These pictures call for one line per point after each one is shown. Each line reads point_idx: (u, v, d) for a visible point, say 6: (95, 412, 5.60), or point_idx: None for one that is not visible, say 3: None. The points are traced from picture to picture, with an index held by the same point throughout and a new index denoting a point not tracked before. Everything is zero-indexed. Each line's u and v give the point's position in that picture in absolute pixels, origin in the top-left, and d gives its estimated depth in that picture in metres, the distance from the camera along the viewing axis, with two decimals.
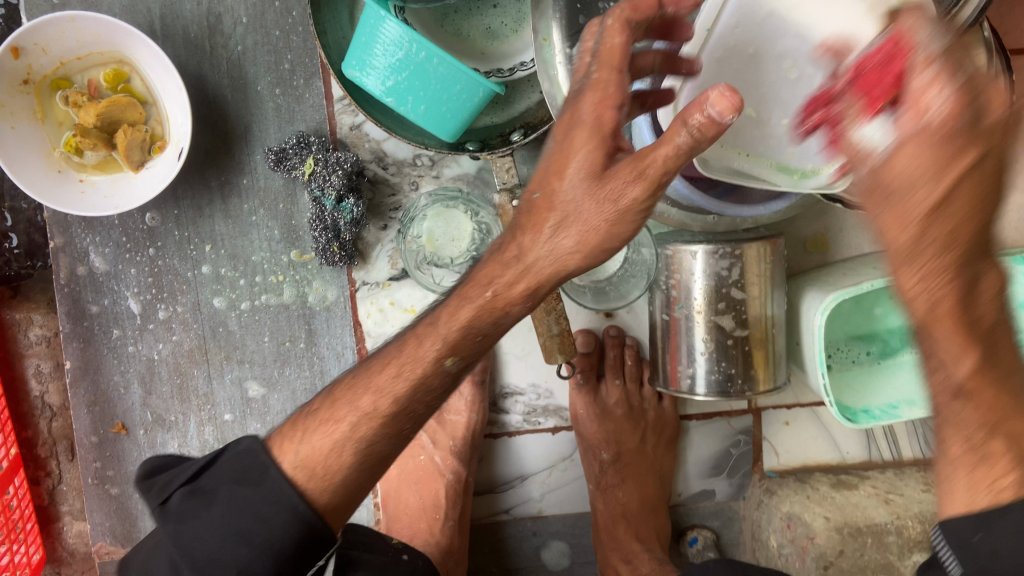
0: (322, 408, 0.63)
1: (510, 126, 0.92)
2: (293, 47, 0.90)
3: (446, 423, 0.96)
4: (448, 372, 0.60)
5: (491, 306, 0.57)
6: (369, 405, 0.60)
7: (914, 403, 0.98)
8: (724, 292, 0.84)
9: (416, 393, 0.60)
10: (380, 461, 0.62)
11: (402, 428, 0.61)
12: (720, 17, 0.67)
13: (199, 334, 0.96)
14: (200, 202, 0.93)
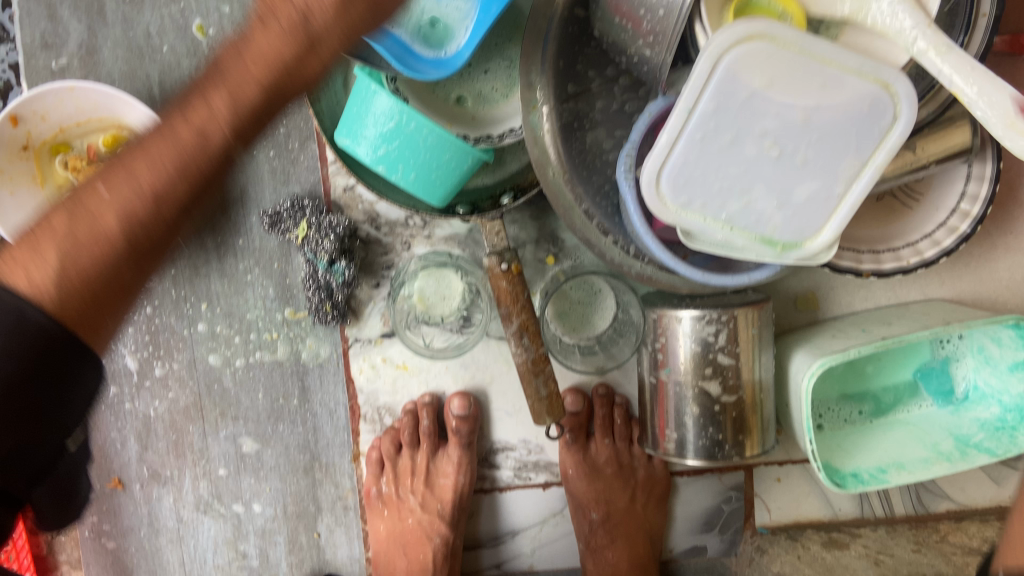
0: (60, 224, 0.54)
1: (500, 187, 0.93)
2: (289, 111, 0.92)
3: (434, 486, 0.98)
4: (224, 149, 0.59)
5: (285, 71, 0.57)
6: (150, 174, 0.56)
7: (902, 467, 0.96)
8: (710, 358, 0.85)
9: (181, 180, 0.57)
10: (147, 261, 0.57)
11: (195, 173, 0.58)
12: (699, 99, 0.69)
13: (194, 391, 0.97)
14: (197, 262, 0.94)
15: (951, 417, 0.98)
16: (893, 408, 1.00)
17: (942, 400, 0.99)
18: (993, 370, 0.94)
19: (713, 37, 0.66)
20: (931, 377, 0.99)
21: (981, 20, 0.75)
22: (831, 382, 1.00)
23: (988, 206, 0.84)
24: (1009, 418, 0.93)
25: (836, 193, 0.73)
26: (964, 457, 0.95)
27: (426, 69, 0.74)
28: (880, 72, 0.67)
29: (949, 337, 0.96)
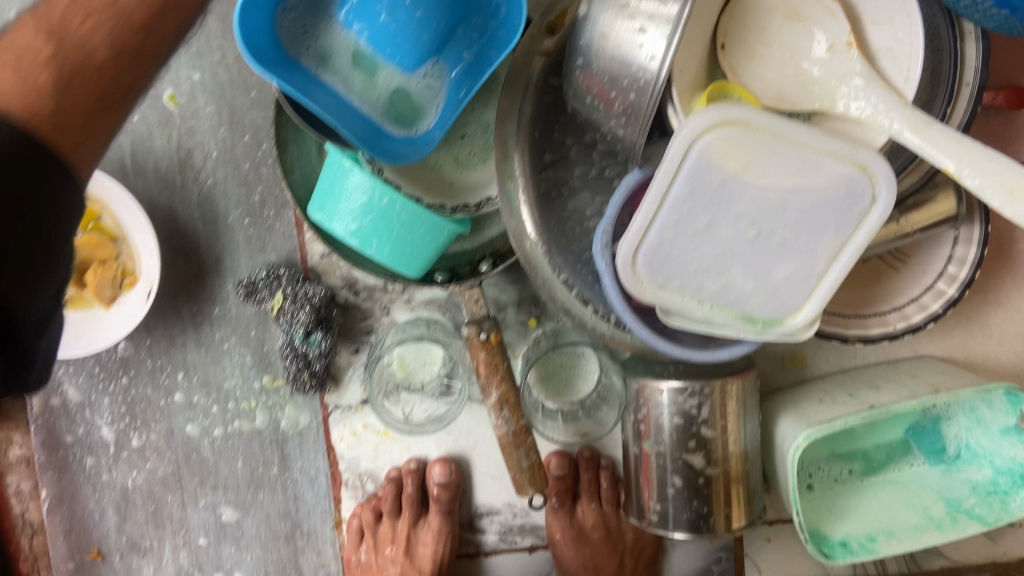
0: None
1: (480, 252, 0.91)
2: (264, 179, 0.90)
3: (415, 556, 0.96)
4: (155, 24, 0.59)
5: None
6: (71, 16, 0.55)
7: (892, 535, 0.95)
8: (693, 431, 0.83)
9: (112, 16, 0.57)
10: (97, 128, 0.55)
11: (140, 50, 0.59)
12: (673, 182, 0.67)
13: (172, 461, 0.96)
14: (172, 331, 0.93)
15: (942, 477, 0.96)
16: (884, 467, 0.98)
17: (934, 459, 0.96)
18: (984, 431, 0.93)
19: (686, 121, 0.64)
20: (924, 437, 0.96)
21: (964, 89, 0.73)
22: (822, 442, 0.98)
23: (976, 269, 0.82)
24: (1002, 482, 0.92)
25: (816, 272, 0.71)
26: (955, 526, 0.93)
27: (403, 152, 0.72)
28: (857, 155, 0.65)
29: None
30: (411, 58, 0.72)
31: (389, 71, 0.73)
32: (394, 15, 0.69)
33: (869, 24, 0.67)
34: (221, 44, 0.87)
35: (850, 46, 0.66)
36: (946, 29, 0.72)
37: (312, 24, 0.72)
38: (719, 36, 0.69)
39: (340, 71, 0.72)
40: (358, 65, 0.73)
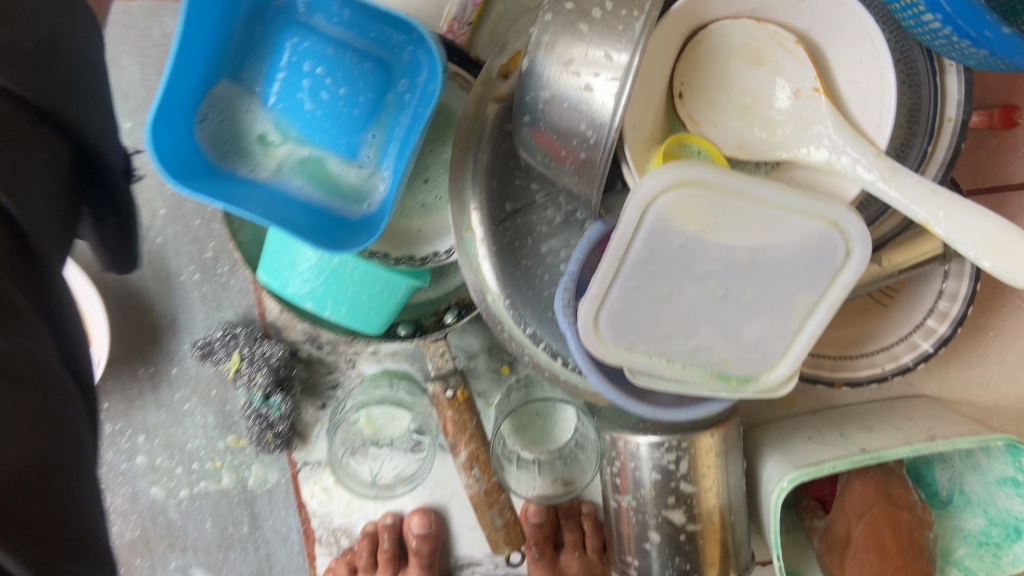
0: None
1: (445, 302, 0.87)
2: (216, 234, 0.86)
3: None
4: None
5: None
6: None
7: None
8: (672, 486, 0.79)
9: None
10: None
11: None
12: (631, 244, 0.63)
13: (140, 524, 0.93)
14: (130, 394, 0.89)
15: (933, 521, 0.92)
16: None
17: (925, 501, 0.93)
18: (979, 478, 0.87)
19: (640, 182, 0.60)
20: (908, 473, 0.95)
21: (947, 125, 0.69)
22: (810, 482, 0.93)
23: (968, 306, 0.78)
24: (994, 533, 0.87)
25: (790, 328, 0.67)
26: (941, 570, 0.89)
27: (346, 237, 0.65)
28: (828, 212, 0.61)
29: None
30: (346, 138, 0.69)
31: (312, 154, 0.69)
32: (318, 98, 0.67)
33: (835, 68, 0.63)
34: None
35: (816, 91, 0.61)
36: (923, 63, 0.67)
37: (226, 123, 0.67)
38: (676, 84, 0.64)
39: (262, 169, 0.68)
40: (279, 161, 0.68)
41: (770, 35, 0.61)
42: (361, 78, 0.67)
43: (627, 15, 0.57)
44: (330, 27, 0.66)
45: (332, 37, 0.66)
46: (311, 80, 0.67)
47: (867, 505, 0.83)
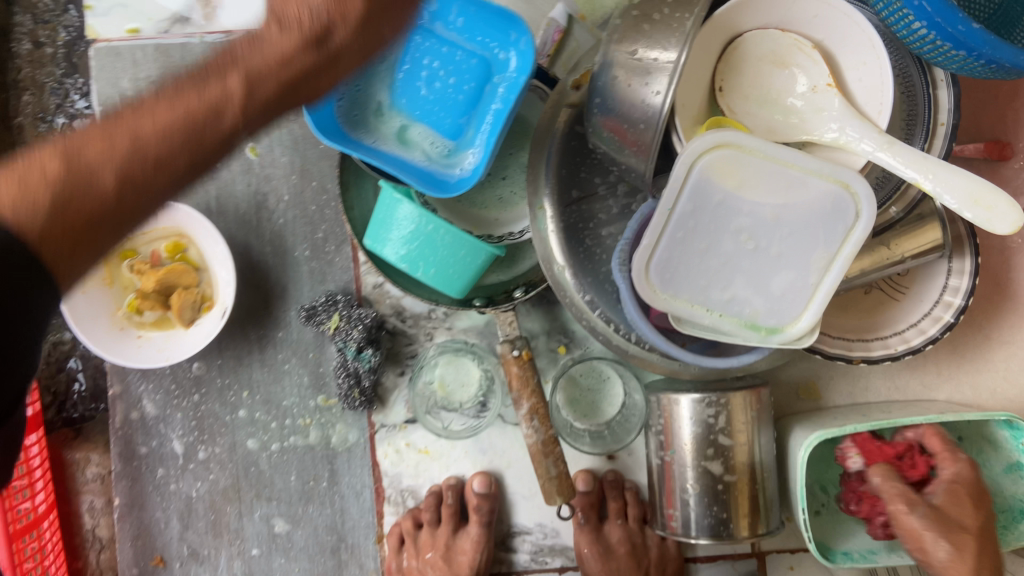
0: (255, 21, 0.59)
1: (514, 283, 1.02)
2: (327, 219, 1.04)
3: (453, 561, 1.00)
4: None
5: None
6: None
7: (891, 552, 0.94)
8: (711, 439, 0.90)
9: None
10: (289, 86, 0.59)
11: None
12: (679, 199, 0.78)
13: (233, 473, 1.05)
14: (240, 353, 1.04)
15: None
16: None
17: None
18: (989, 471, 0.97)
19: (688, 144, 0.75)
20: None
21: (939, 128, 0.84)
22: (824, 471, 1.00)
23: (969, 296, 0.91)
24: (1002, 518, 0.95)
25: (810, 282, 0.80)
26: None
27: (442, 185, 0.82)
28: (839, 175, 0.76)
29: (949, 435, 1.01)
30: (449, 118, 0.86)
31: (423, 131, 0.87)
32: (432, 86, 0.86)
33: (845, 71, 0.79)
34: None
35: (829, 85, 0.78)
36: (918, 76, 0.84)
37: (360, 98, 0.86)
38: (716, 81, 0.81)
39: (383, 137, 0.86)
40: (399, 134, 0.87)
41: (792, 42, 0.79)
42: (467, 70, 0.85)
43: (680, 16, 0.76)
44: (449, 32, 0.85)
45: (449, 40, 0.85)
46: (428, 72, 0.86)
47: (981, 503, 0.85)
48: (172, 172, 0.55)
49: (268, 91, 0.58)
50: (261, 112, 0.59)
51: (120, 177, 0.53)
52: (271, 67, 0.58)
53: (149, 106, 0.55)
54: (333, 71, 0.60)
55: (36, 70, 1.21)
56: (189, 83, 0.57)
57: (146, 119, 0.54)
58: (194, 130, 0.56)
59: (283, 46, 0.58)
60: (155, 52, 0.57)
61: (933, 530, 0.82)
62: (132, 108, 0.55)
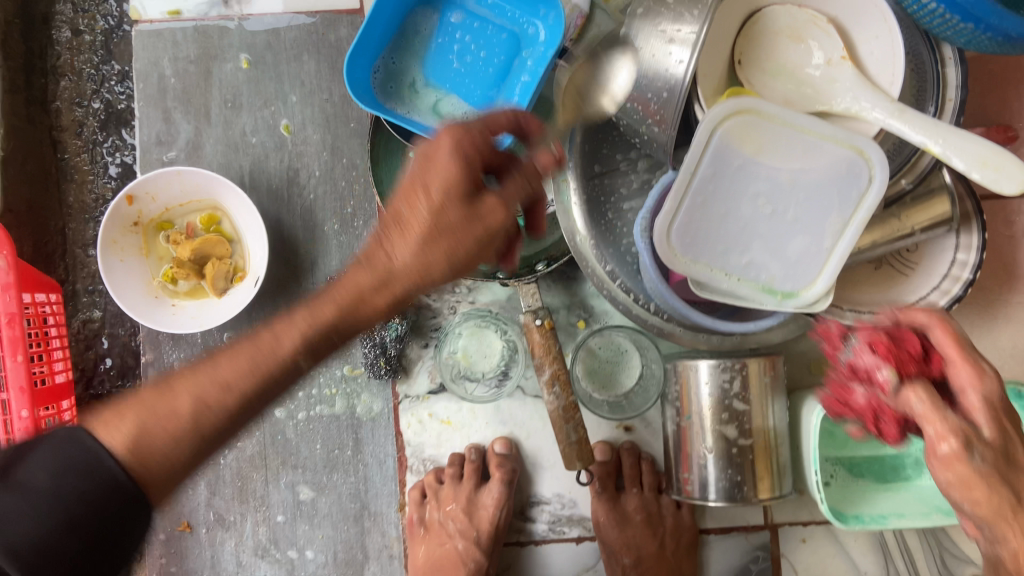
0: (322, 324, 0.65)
1: (536, 258, 1.05)
2: (356, 194, 1.07)
3: (475, 515, 1.04)
4: None
5: None
6: None
7: (903, 516, 0.97)
8: (727, 403, 0.93)
9: None
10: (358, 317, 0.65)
11: None
12: (700, 163, 0.81)
13: (260, 441, 1.08)
14: (270, 323, 1.07)
15: None
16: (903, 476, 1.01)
17: None
18: None
19: (710, 110, 0.79)
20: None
21: (947, 104, 0.88)
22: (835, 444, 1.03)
23: (977, 270, 0.95)
24: None
25: (825, 247, 0.84)
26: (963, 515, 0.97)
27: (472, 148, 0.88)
28: (853, 140, 0.79)
29: None
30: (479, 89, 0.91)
31: (454, 103, 0.92)
32: (464, 60, 0.92)
33: (859, 44, 0.84)
34: (328, 85, 1.07)
35: (843, 58, 0.82)
36: (927, 54, 0.89)
37: (397, 71, 0.92)
38: (736, 55, 0.86)
39: (418, 107, 0.92)
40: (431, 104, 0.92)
41: (809, 17, 0.84)
42: (497, 45, 0.91)
43: None
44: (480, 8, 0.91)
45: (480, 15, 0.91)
46: (461, 46, 0.92)
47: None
48: (246, 396, 0.63)
49: (328, 315, 0.64)
50: (329, 334, 0.65)
51: (195, 401, 0.61)
52: (345, 297, 0.65)
53: (247, 344, 0.64)
54: (392, 291, 0.65)
55: (75, 57, 1.24)
56: (282, 324, 0.64)
57: (232, 363, 0.63)
58: (267, 351, 0.63)
59: (360, 287, 0.65)
60: (226, 382, 0.62)
61: (980, 481, 0.60)
62: (224, 350, 0.64)
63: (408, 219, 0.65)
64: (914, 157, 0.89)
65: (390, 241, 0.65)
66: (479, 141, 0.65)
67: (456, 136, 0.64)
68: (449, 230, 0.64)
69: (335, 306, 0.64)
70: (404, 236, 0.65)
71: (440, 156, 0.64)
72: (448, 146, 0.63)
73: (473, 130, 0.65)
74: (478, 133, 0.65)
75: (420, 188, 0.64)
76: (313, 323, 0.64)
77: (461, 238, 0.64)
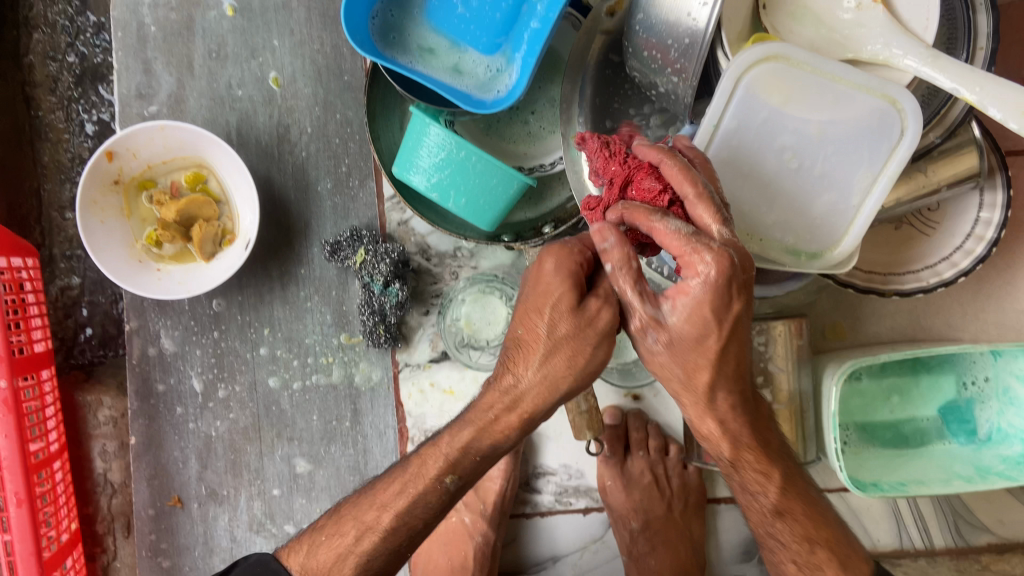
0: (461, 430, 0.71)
1: (542, 220, 1.00)
2: (351, 152, 1.01)
3: (479, 486, 1.01)
4: None
5: None
6: None
7: (923, 483, 0.97)
8: (761, 366, 0.95)
9: None
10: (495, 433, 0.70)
11: None
12: (723, 115, 0.77)
13: (253, 412, 1.03)
14: (261, 289, 1.02)
15: (973, 453, 1.00)
16: (917, 441, 1.02)
17: (964, 438, 1.01)
18: (1017, 410, 0.98)
19: (735, 58, 0.75)
20: (955, 415, 1.01)
21: (978, 52, 0.83)
22: (848, 409, 1.03)
23: (1001, 229, 0.91)
24: None
25: (852, 204, 0.79)
26: (984, 480, 0.96)
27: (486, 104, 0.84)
28: (886, 89, 0.75)
29: (975, 376, 1.01)
30: (486, 37, 0.87)
31: (473, 59, 0.88)
32: (469, 5, 0.87)
33: None
34: (320, 34, 1.00)
35: (874, 2, 0.78)
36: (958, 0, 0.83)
37: (396, 25, 0.87)
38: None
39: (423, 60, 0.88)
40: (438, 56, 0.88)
41: None
42: None
43: None
44: None
45: None
46: None
47: (696, 330, 0.61)
48: (399, 515, 0.72)
49: (466, 435, 0.71)
50: (466, 455, 0.71)
51: (356, 524, 0.74)
52: (478, 421, 0.70)
53: (401, 472, 0.74)
54: (520, 410, 0.69)
55: (48, 7, 1.15)
56: (428, 452, 0.73)
57: (388, 489, 0.74)
58: (417, 477, 0.72)
59: (492, 410, 0.69)
60: (379, 506, 0.74)
61: (668, 367, 0.64)
62: (381, 480, 0.76)
63: (524, 340, 0.67)
64: (944, 108, 0.84)
65: (513, 362, 0.68)
66: (579, 256, 0.67)
67: (556, 256, 0.66)
68: (565, 342, 0.66)
69: (471, 430, 0.70)
70: (524, 355, 0.67)
71: (545, 276, 0.66)
72: (551, 264, 0.66)
73: (575, 246, 0.67)
74: (578, 249, 0.67)
75: (533, 308, 0.67)
76: (453, 445, 0.71)
77: (578, 345, 0.66)
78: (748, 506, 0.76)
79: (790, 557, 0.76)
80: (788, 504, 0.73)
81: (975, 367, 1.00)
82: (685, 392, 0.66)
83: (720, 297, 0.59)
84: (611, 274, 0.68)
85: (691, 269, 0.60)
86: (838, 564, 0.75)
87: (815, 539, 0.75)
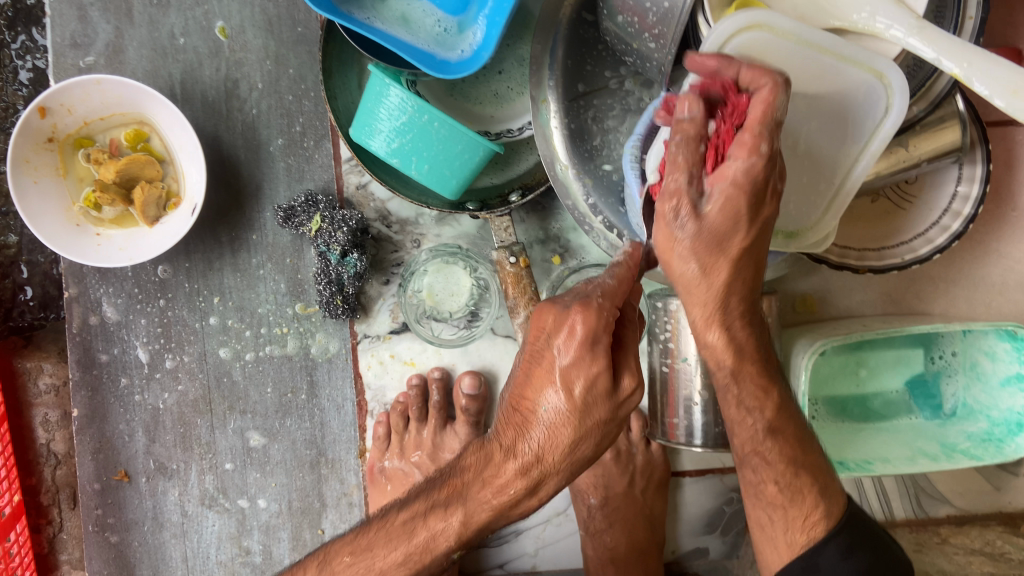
0: (470, 489, 0.66)
1: (509, 187, 0.96)
2: (305, 110, 0.95)
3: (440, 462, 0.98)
4: None
5: None
6: None
7: (888, 462, 0.96)
8: None
9: None
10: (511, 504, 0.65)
11: None
12: None
13: (203, 384, 0.98)
14: (210, 256, 0.96)
15: (938, 429, 0.99)
16: (884, 417, 1.02)
17: (930, 413, 1.01)
18: (983, 386, 0.97)
19: (714, 27, 0.69)
20: (921, 389, 1.01)
21: (967, 22, 0.79)
22: (817, 381, 1.01)
23: (978, 205, 0.89)
24: (997, 431, 0.96)
25: (832, 181, 0.75)
26: (950, 458, 0.95)
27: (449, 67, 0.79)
28: (874, 63, 0.70)
29: (944, 350, 0.99)
30: None
31: (424, 8, 0.82)
32: None
33: None
34: None
35: None
36: None
37: None
38: None
39: (380, 16, 0.81)
40: (392, 7, 0.82)
41: None
42: None
43: None
44: None
45: None
46: None
47: (731, 222, 0.55)
48: None
49: (480, 513, 0.65)
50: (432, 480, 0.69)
51: None
52: (499, 503, 0.65)
53: (403, 540, 0.66)
54: (540, 490, 0.65)
55: None
56: (435, 521, 0.66)
57: (388, 556, 0.66)
58: (426, 549, 0.66)
59: (514, 492, 0.64)
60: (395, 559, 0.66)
61: (686, 259, 0.57)
62: (376, 532, 0.68)
63: (555, 418, 0.63)
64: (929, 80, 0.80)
65: (537, 438, 0.64)
66: (612, 321, 0.62)
67: (592, 323, 0.61)
68: (598, 427, 0.64)
69: (491, 511, 0.65)
70: (554, 433, 0.63)
71: (583, 351, 0.62)
72: (587, 334, 0.61)
73: (605, 306, 0.62)
74: (611, 312, 0.62)
75: (560, 379, 0.62)
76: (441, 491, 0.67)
77: (606, 428, 0.65)
78: (736, 422, 0.70)
79: (772, 478, 0.70)
80: (782, 424, 0.70)
81: (945, 343, 0.98)
82: (697, 289, 0.59)
83: (762, 189, 0.54)
84: (630, 341, 0.66)
85: (739, 150, 0.53)
86: (818, 491, 0.70)
87: (801, 463, 0.70)
